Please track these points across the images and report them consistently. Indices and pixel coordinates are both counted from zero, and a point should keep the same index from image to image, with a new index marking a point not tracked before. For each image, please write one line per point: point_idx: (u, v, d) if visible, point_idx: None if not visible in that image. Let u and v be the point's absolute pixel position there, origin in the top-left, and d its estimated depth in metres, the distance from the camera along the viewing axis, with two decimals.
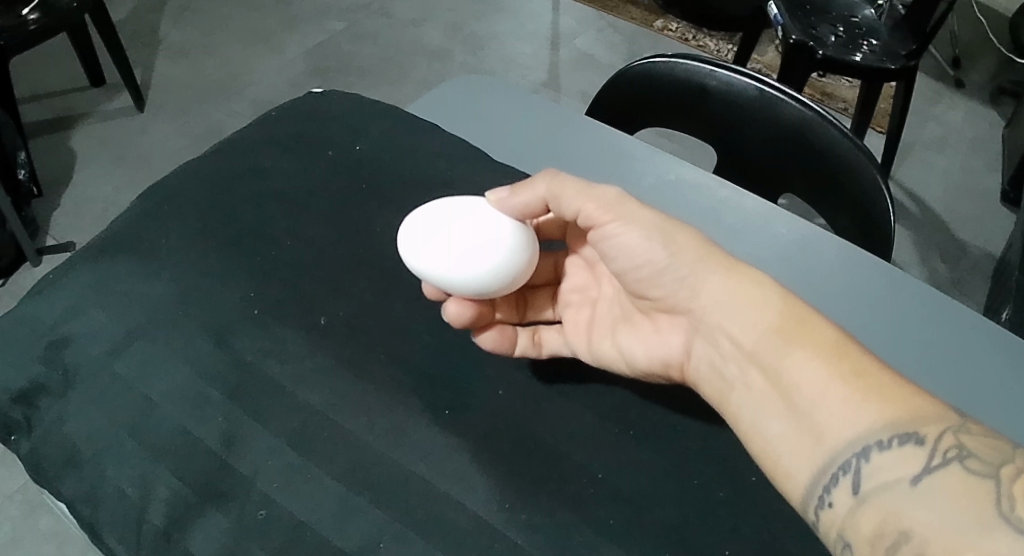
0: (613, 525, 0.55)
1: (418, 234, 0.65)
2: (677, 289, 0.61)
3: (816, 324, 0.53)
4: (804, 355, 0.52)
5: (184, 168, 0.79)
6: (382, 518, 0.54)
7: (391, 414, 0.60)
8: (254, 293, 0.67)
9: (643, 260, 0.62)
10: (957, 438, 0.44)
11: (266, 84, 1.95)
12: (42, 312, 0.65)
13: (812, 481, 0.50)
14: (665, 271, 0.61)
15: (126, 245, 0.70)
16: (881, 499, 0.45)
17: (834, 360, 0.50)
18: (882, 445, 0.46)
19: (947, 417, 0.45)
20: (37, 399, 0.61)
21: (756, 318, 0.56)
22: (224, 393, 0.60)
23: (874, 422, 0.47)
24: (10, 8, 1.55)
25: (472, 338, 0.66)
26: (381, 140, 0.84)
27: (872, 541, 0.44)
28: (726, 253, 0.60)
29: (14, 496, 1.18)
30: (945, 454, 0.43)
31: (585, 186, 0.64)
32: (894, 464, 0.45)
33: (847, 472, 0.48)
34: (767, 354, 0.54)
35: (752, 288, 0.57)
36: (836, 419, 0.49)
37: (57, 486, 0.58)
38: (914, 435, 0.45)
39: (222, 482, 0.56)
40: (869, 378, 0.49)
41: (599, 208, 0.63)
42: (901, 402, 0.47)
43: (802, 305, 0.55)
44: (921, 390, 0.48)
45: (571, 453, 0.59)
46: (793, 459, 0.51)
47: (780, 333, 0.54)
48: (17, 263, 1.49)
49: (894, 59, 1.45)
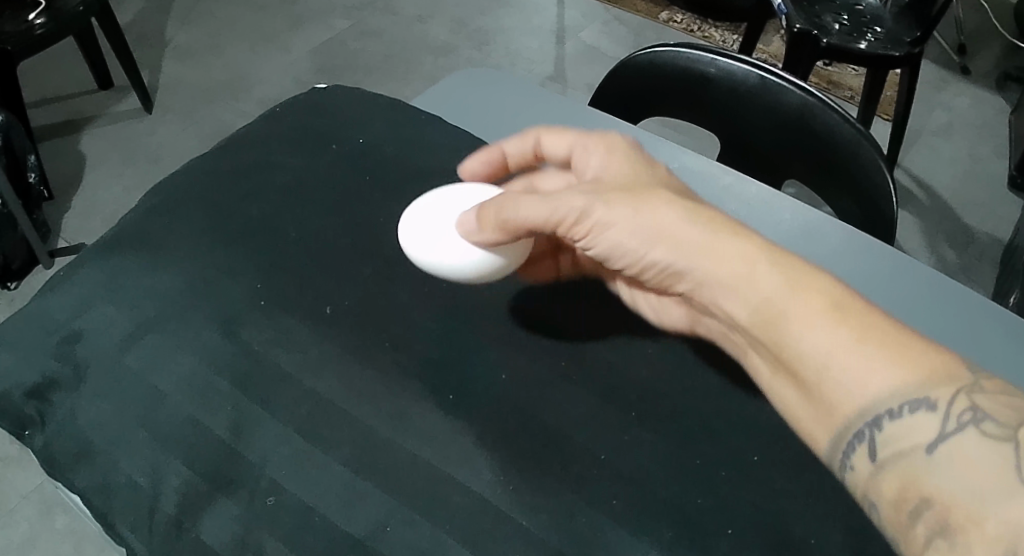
0: (615, 506, 0.55)
1: (421, 220, 0.69)
2: (664, 276, 0.59)
3: (807, 291, 0.50)
4: (799, 336, 0.49)
5: (189, 165, 0.79)
6: (389, 501, 0.55)
7: (398, 400, 0.60)
8: (260, 284, 0.67)
9: (627, 255, 0.60)
10: (971, 399, 0.44)
11: (273, 83, 1.96)
12: (53, 308, 0.66)
13: (834, 446, 0.50)
14: (649, 264, 0.59)
15: (135, 240, 0.71)
16: (902, 463, 0.45)
17: (831, 334, 0.48)
18: (894, 414, 0.46)
19: (955, 377, 0.45)
20: (49, 394, 0.62)
21: (747, 298, 0.53)
22: (233, 383, 0.61)
23: (883, 389, 0.46)
24: (16, 14, 1.57)
25: (478, 343, 0.65)
26: (384, 134, 0.85)
27: (895, 505, 0.45)
28: (697, 226, 0.56)
29: (31, 495, 1.19)
30: (960, 418, 0.43)
31: (545, 200, 0.62)
32: (909, 431, 0.45)
33: (862, 440, 0.47)
34: (765, 331, 0.52)
35: (734, 267, 0.54)
36: (844, 390, 0.47)
37: (69, 478, 0.60)
38: (924, 400, 0.45)
39: (232, 469, 0.57)
40: (869, 347, 0.47)
41: (571, 218, 0.61)
42: (909, 363, 0.46)
43: (786, 277, 0.51)
44: (929, 348, 0.46)
45: (574, 435, 0.59)
46: (815, 428, 0.50)
47: (770, 308, 0.51)
48: (29, 265, 1.51)
49: (898, 46, 1.45)
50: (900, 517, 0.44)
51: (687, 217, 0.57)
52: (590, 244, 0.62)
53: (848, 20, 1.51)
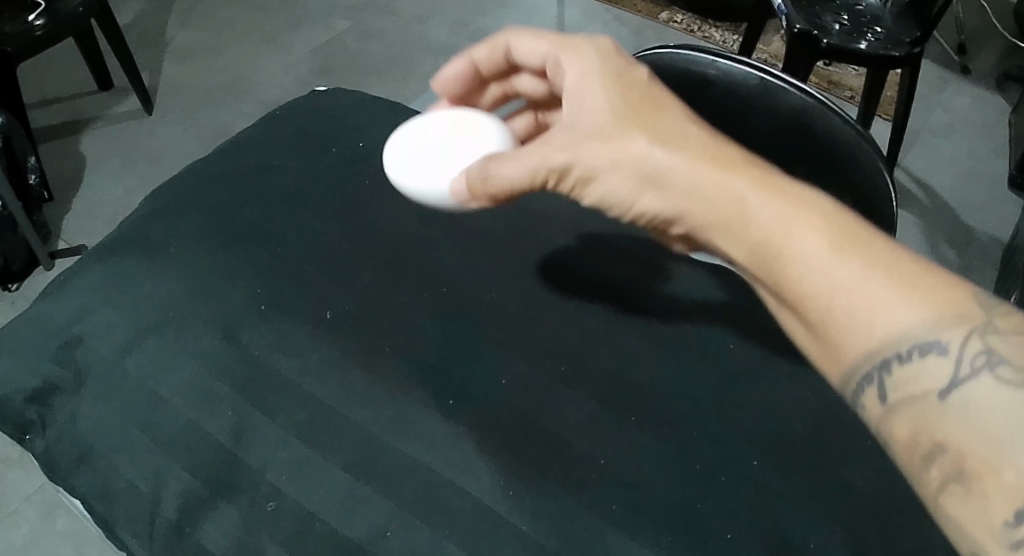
0: (615, 511, 0.55)
1: (405, 158, 0.64)
2: (649, 218, 0.52)
3: (801, 223, 0.43)
4: (797, 276, 0.42)
5: (190, 169, 0.80)
6: (390, 507, 0.55)
7: (399, 404, 0.60)
8: (260, 289, 0.67)
9: (608, 197, 0.53)
10: (983, 341, 0.38)
11: (273, 84, 1.96)
12: (54, 312, 0.67)
13: (843, 390, 0.43)
14: (633, 205, 0.52)
15: (135, 244, 0.71)
16: (913, 407, 0.39)
17: (833, 271, 0.41)
18: (903, 357, 0.39)
19: (965, 317, 0.39)
20: (49, 399, 0.62)
21: (738, 238, 0.46)
22: (234, 387, 0.61)
23: (899, 326, 0.40)
24: (16, 15, 1.56)
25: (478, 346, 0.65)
26: (384, 138, 0.85)
27: (907, 448, 0.39)
28: (676, 156, 0.49)
29: (32, 497, 1.19)
30: (974, 361, 0.38)
31: (522, 157, 0.54)
32: (920, 375, 0.39)
33: (870, 383, 0.41)
34: (762, 271, 0.45)
35: (718, 202, 0.46)
36: (857, 332, 0.41)
37: (71, 482, 0.60)
38: (935, 343, 0.39)
39: (233, 473, 0.57)
40: (876, 280, 0.40)
41: (554, 174, 0.54)
42: (919, 298, 0.40)
43: (777, 208, 0.44)
44: (940, 281, 0.40)
45: (574, 440, 0.59)
46: (825, 372, 0.44)
47: (764, 247, 0.44)
48: (29, 267, 1.51)
49: (898, 46, 1.44)
50: (912, 465, 0.39)
51: (663, 149, 0.49)
52: (580, 196, 0.55)
53: (848, 20, 1.51)
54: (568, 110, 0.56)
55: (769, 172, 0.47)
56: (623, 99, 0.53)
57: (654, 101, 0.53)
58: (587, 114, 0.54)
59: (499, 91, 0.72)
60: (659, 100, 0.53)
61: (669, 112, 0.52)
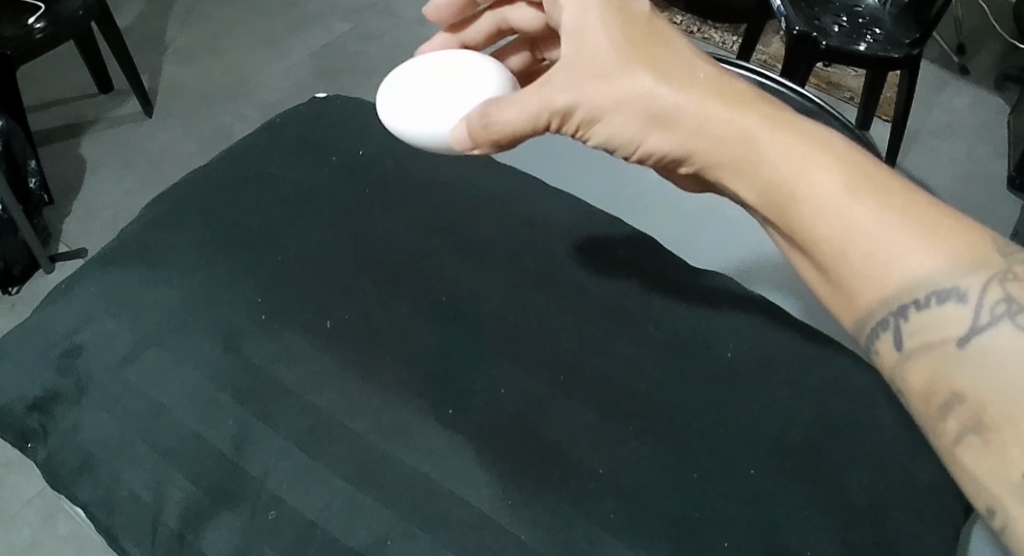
0: (613, 520, 0.56)
1: (402, 104, 0.62)
2: (659, 156, 0.51)
3: (815, 163, 0.43)
4: (810, 216, 0.42)
5: (190, 177, 0.80)
6: (390, 516, 0.55)
7: (399, 414, 0.61)
8: (261, 298, 0.68)
9: (615, 137, 0.52)
10: (1005, 288, 0.37)
11: (273, 86, 1.96)
12: (55, 321, 0.67)
13: (856, 333, 0.43)
14: (642, 144, 0.51)
15: (135, 253, 0.71)
16: (928, 355, 0.38)
17: (848, 210, 0.41)
18: (920, 305, 0.39)
19: (985, 262, 0.38)
20: (51, 408, 0.63)
21: (753, 176, 0.45)
22: (234, 397, 0.61)
23: (917, 266, 0.39)
24: (16, 18, 1.56)
25: (477, 355, 0.65)
26: (384, 146, 0.85)
27: (924, 397, 0.38)
28: (684, 95, 0.48)
29: (33, 501, 1.17)
30: (993, 310, 0.37)
31: (523, 100, 0.53)
32: (938, 323, 0.38)
33: (885, 329, 0.40)
34: (777, 210, 0.44)
35: (730, 142, 0.46)
36: (873, 274, 0.40)
37: (73, 491, 0.60)
38: (954, 290, 0.38)
39: (234, 482, 0.58)
40: (891, 221, 0.39)
41: (557, 117, 0.53)
42: (936, 241, 0.39)
43: (788, 149, 0.44)
44: (958, 223, 0.39)
45: (572, 450, 0.59)
46: (837, 315, 0.44)
47: (777, 187, 0.44)
48: (29, 270, 1.52)
49: (897, 47, 1.44)
50: (927, 414, 0.38)
51: (670, 86, 0.48)
52: (585, 138, 0.54)
53: (847, 23, 1.51)
54: (565, 45, 0.53)
55: (779, 111, 0.46)
56: (623, 32, 0.51)
57: (658, 35, 0.51)
58: (584, 48, 0.52)
59: (492, 23, 0.69)
60: (664, 35, 0.51)
61: (674, 47, 0.51)
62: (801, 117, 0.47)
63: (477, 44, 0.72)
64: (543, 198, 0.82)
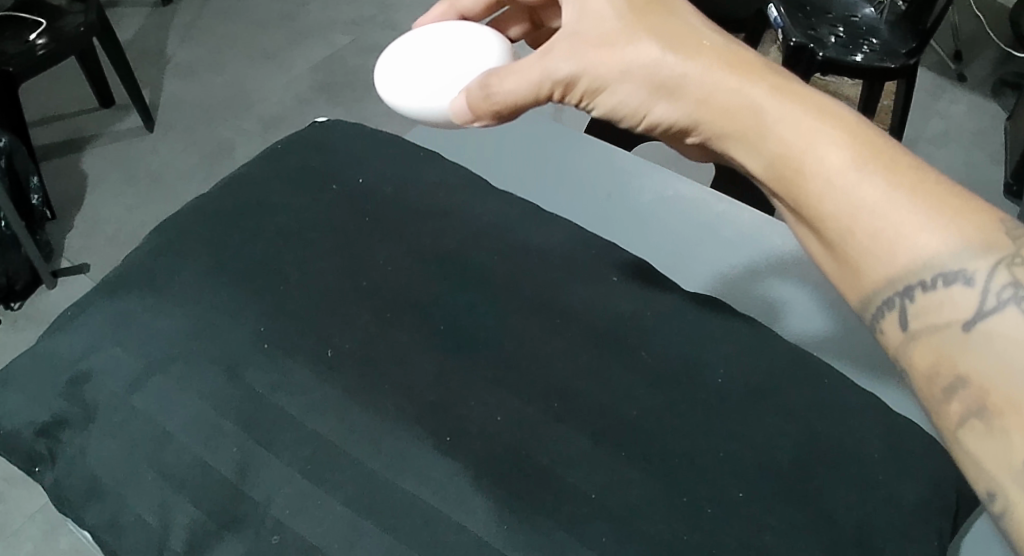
0: (605, 543, 0.57)
1: (397, 77, 0.64)
2: (665, 124, 0.51)
3: (823, 137, 0.42)
4: (817, 191, 0.42)
5: (194, 204, 0.82)
6: (388, 542, 0.57)
7: (399, 442, 0.62)
8: (265, 327, 0.69)
9: (619, 105, 0.52)
10: (1012, 273, 0.37)
11: (274, 100, 1.98)
12: (62, 347, 0.69)
13: (862, 310, 0.43)
14: (647, 112, 0.51)
15: (139, 281, 0.73)
16: (932, 337, 0.39)
17: (854, 187, 0.40)
18: (927, 286, 0.39)
19: (996, 245, 0.38)
20: (58, 433, 0.65)
21: (758, 148, 0.45)
22: (236, 424, 0.63)
23: (925, 249, 0.39)
24: (18, 35, 1.59)
25: (474, 382, 0.67)
26: (384, 173, 0.87)
27: (927, 378, 0.38)
28: (690, 65, 0.48)
29: (35, 516, 1.18)
30: (1000, 294, 0.37)
31: (523, 71, 0.53)
32: (944, 305, 0.38)
33: (890, 309, 0.41)
34: (783, 184, 0.44)
35: (736, 113, 0.46)
36: (880, 254, 0.40)
37: (81, 514, 0.63)
38: (961, 273, 0.38)
39: (236, 508, 0.59)
40: (901, 198, 0.39)
41: (558, 86, 0.53)
42: (945, 221, 0.39)
43: (797, 122, 0.44)
44: (970, 204, 0.39)
45: (566, 476, 0.61)
46: (842, 292, 0.44)
47: (782, 161, 0.44)
48: (32, 285, 1.54)
49: (893, 58, 1.44)
50: (930, 395, 0.38)
51: (677, 55, 0.49)
52: (588, 107, 0.54)
53: (844, 32, 1.50)
54: (572, 19, 0.54)
55: (789, 82, 0.46)
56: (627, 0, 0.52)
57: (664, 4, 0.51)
58: (589, 19, 0.53)
59: None
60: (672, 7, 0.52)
61: (681, 18, 0.51)
62: (812, 89, 0.47)
63: (475, 14, 0.72)
64: (539, 224, 0.84)
